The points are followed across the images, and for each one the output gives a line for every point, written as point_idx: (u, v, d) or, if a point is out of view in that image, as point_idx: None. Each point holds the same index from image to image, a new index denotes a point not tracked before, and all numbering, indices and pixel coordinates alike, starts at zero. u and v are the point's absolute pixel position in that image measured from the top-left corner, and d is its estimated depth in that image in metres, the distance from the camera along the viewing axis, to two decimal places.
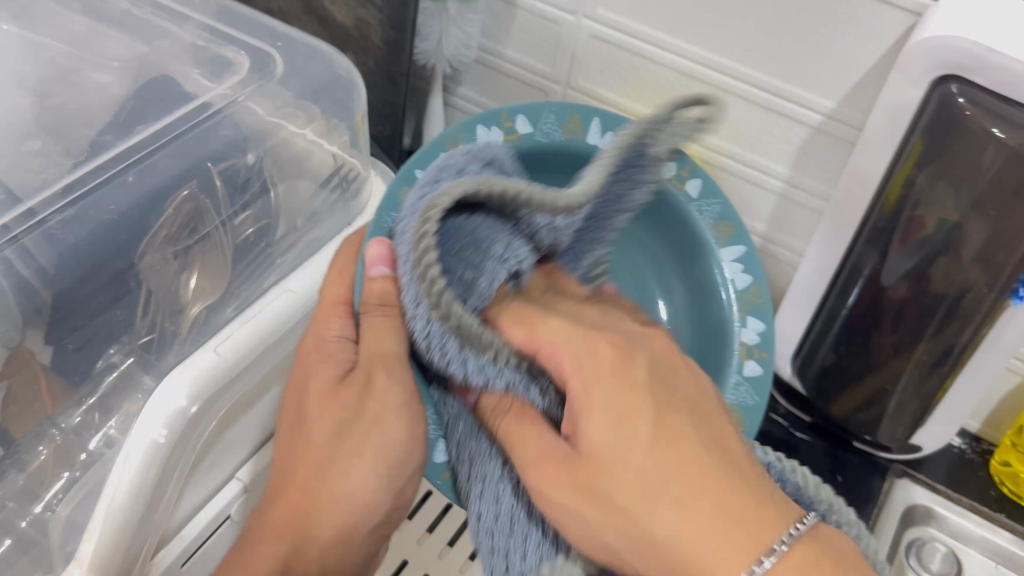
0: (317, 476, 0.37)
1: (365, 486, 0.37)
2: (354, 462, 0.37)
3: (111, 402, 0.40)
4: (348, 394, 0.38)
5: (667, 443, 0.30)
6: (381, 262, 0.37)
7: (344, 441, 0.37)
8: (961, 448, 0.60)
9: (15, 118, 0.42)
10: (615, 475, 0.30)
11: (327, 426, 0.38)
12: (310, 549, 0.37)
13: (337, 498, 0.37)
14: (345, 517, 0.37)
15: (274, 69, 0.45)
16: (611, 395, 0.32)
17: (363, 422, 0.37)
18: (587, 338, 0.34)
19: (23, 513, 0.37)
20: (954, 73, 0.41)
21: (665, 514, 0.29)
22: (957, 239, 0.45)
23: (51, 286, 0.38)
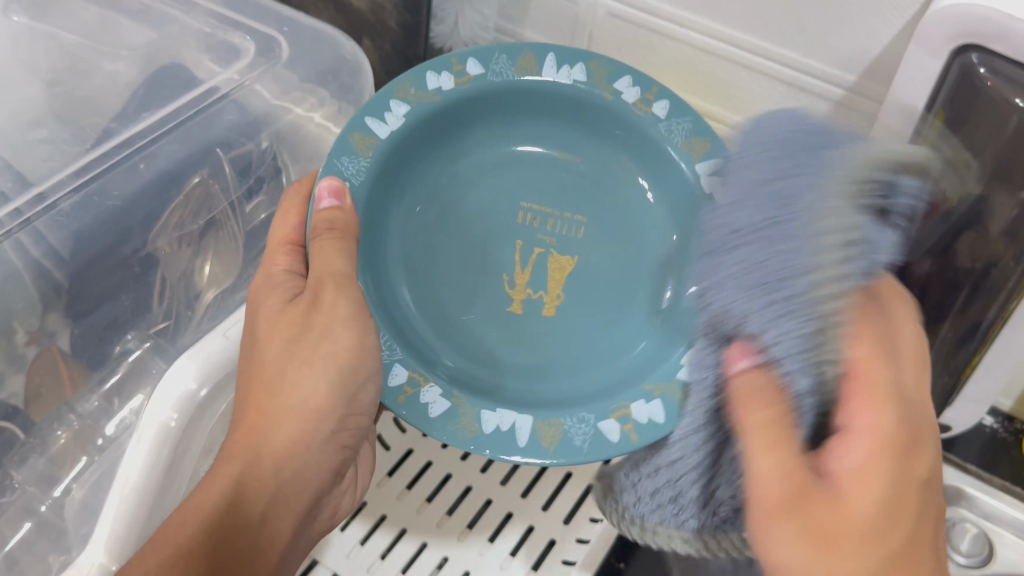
0: (270, 392, 0.35)
1: (319, 391, 0.36)
2: (305, 371, 0.36)
3: (127, 387, 0.40)
4: (294, 310, 0.37)
5: (873, 509, 0.30)
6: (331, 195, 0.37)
7: (293, 354, 0.36)
8: (993, 427, 0.59)
9: (24, 108, 0.43)
10: (848, 510, 0.30)
11: (277, 344, 0.36)
12: (265, 463, 0.34)
13: (291, 408, 0.35)
14: (299, 425, 0.35)
15: (280, 53, 0.45)
16: (850, 452, 0.31)
17: (312, 335, 0.36)
18: (866, 383, 0.31)
19: (44, 497, 0.38)
20: (975, 43, 0.40)
21: (847, 559, 0.29)
22: (983, 213, 0.43)
23: (64, 267, 0.38)
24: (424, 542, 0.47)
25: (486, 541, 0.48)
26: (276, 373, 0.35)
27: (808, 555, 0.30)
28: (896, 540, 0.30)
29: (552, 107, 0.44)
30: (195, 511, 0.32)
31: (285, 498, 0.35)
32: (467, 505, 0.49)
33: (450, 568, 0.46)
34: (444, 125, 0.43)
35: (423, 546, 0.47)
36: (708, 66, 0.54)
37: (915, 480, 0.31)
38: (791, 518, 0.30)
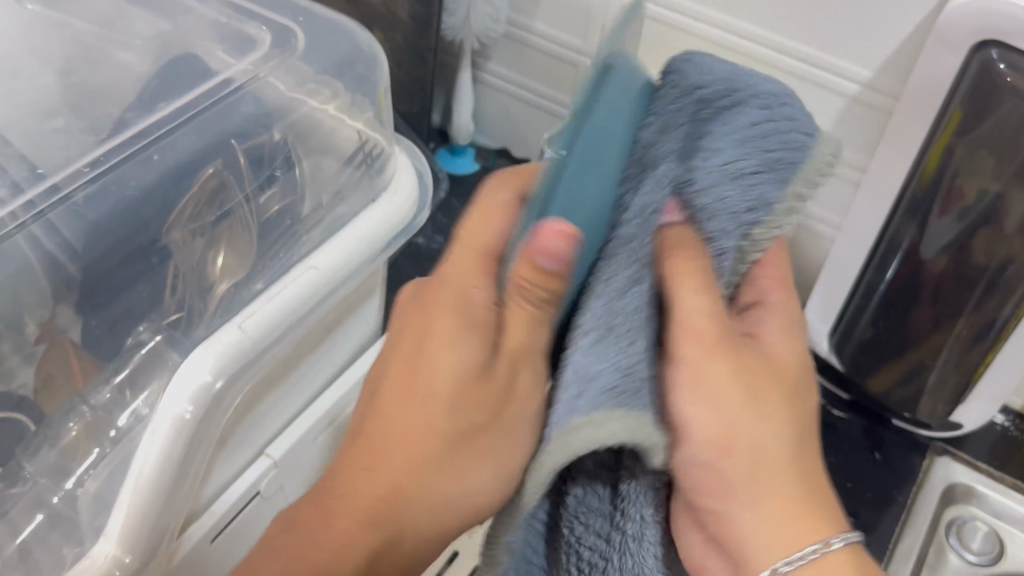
0: (431, 476, 0.32)
1: (483, 488, 0.33)
2: (476, 465, 0.33)
3: (140, 380, 0.39)
4: (492, 391, 0.33)
5: (771, 434, 0.33)
6: (557, 262, 0.28)
7: (475, 440, 0.33)
8: (1004, 425, 0.59)
9: (37, 97, 0.43)
10: (760, 404, 0.33)
11: (462, 421, 0.32)
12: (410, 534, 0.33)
13: (443, 498, 0.33)
14: (447, 512, 0.33)
15: (296, 44, 0.45)
16: (775, 396, 0.34)
17: (500, 425, 0.33)
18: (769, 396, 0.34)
19: (56, 488, 0.38)
20: (994, 38, 0.40)
21: (692, 406, 0.32)
22: (998, 209, 0.43)
23: (78, 260, 0.38)
24: None
25: None
26: (446, 459, 0.32)
27: (722, 372, 0.33)
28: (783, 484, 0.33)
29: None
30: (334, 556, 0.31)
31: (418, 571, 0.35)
32: None
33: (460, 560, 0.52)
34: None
35: None
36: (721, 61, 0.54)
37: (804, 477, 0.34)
38: (717, 357, 0.32)
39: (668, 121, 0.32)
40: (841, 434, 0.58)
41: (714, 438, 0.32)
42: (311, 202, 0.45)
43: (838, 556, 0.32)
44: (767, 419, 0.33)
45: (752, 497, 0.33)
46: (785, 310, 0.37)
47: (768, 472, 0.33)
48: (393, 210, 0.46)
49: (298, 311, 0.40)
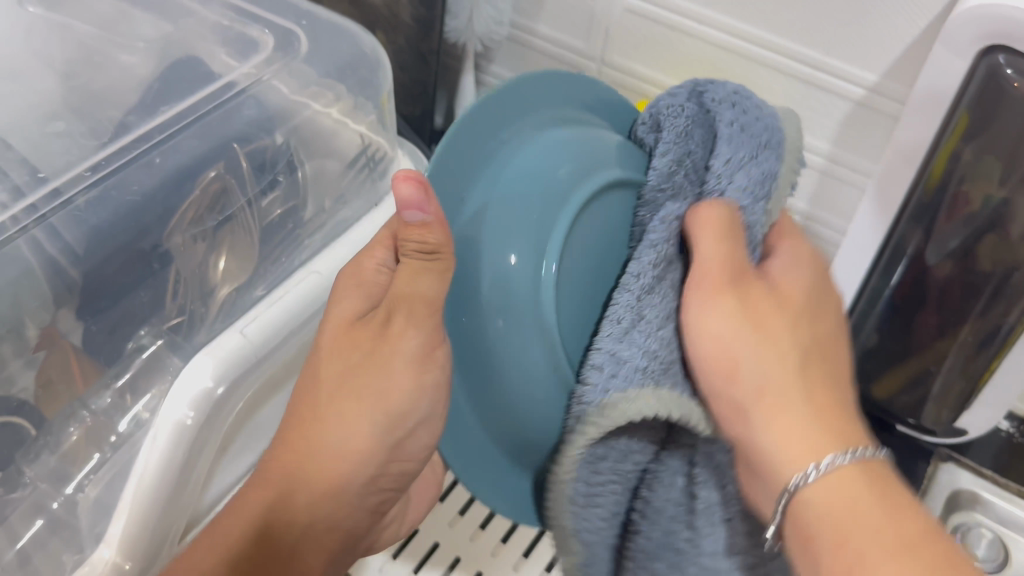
0: (314, 422, 0.37)
1: (362, 434, 0.37)
2: (352, 406, 0.37)
3: (141, 384, 0.40)
4: (364, 332, 0.37)
5: (777, 356, 0.37)
6: (415, 206, 0.34)
7: (350, 382, 0.37)
8: (1008, 432, 0.57)
9: (39, 100, 0.43)
10: (767, 334, 0.38)
11: (336, 366, 0.37)
12: (298, 499, 0.36)
13: (327, 443, 0.37)
14: (341, 465, 0.37)
15: (298, 48, 0.45)
16: (779, 325, 0.38)
17: (375, 362, 0.37)
18: (797, 324, 0.39)
19: (56, 494, 0.37)
20: (1001, 43, 0.39)
21: (712, 339, 0.38)
22: (1004, 215, 0.44)
23: (80, 265, 0.38)
24: (437, 542, 0.52)
25: (500, 542, 0.52)
26: (328, 402, 0.37)
27: (728, 304, 0.38)
28: (797, 403, 0.36)
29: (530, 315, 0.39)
30: (226, 541, 0.35)
31: (317, 537, 0.37)
32: (476, 507, 0.53)
33: (463, 566, 0.51)
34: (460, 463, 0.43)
35: (436, 545, 0.51)
36: (725, 63, 0.54)
37: (824, 402, 0.37)
38: (727, 297, 0.38)
39: (669, 137, 0.42)
40: None
41: (714, 363, 0.38)
42: (313, 206, 0.45)
43: (845, 470, 0.34)
44: (769, 345, 0.37)
45: (770, 421, 0.36)
46: (790, 252, 0.42)
47: (779, 402, 0.36)
48: (394, 214, 0.46)
49: (301, 317, 0.40)
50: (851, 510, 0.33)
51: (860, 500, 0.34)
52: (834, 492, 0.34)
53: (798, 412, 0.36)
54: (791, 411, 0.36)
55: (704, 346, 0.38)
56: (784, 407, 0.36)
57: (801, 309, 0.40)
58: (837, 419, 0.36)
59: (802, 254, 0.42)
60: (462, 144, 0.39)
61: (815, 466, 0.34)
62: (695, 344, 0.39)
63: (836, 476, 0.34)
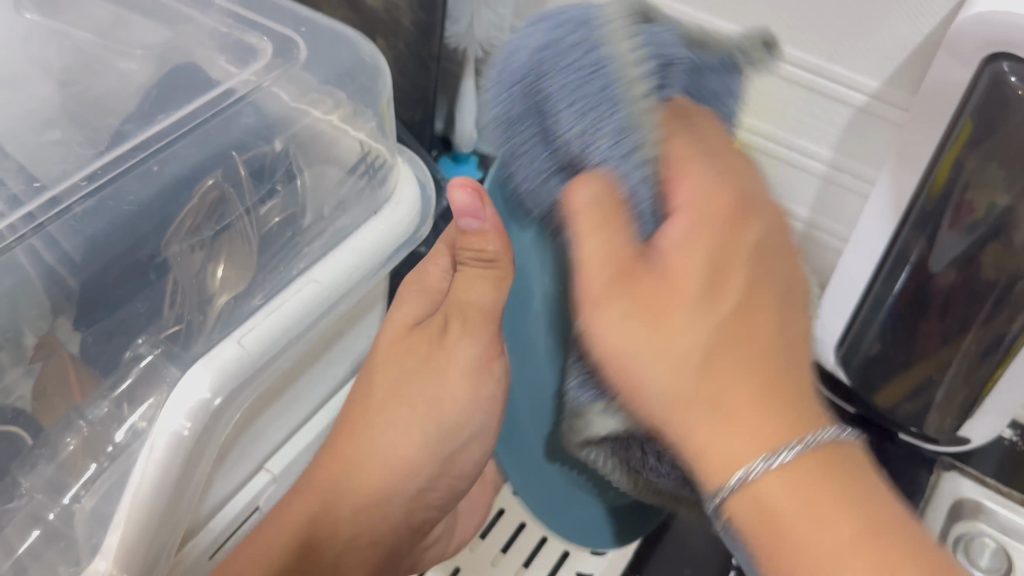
0: (365, 436, 0.42)
1: (409, 444, 0.41)
2: (401, 420, 0.42)
3: (138, 394, 0.39)
4: (421, 338, 0.42)
5: (672, 357, 0.26)
6: (471, 214, 0.37)
7: (401, 394, 0.42)
8: (1011, 439, 0.58)
9: (37, 109, 0.42)
10: (674, 321, 0.26)
11: (391, 374, 0.42)
12: (343, 506, 0.41)
13: (379, 453, 0.41)
14: (387, 473, 0.41)
15: (297, 55, 0.45)
16: (682, 322, 0.26)
17: (426, 374, 0.41)
18: (716, 327, 0.26)
19: (52, 505, 0.37)
20: (1004, 50, 0.39)
21: (654, 373, 0.26)
22: (1008, 223, 0.42)
23: (78, 274, 0.37)
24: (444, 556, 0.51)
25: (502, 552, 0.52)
26: (380, 411, 0.42)
27: (615, 308, 0.27)
28: (740, 417, 0.25)
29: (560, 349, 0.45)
30: (276, 548, 0.40)
31: (357, 548, 0.42)
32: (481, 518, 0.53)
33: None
34: (516, 473, 0.50)
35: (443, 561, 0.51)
36: None
37: (760, 395, 0.25)
38: (621, 287, 0.27)
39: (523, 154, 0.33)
40: None
41: (614, 367, 0.27)
42: (312, 213, 0.44)
43: (806, 461, 0.25)
44: (681, 325, 0.26)
45: (698, 429, 0.26)
46: (697, 177, 0.29)
47: (707, 433, 0.26)
48: (394, 223, 0.45)
49: (298, 329, 0.40)
50: (778, 530, 0.25)
51: (816, 498, 0.25)
52: (794, 506, 0.25)
53: (739, 435, 0.25)
54: (712, 431, 0.26)
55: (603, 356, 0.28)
56: (717, 432, 0.25)
57: (692, 292, 0.26)
58: (788, 392, 0.26)
59: (732, 161, 0.30)
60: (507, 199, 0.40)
61: (773, 457, 0.25)
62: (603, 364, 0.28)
63: (772, 480, 0.25)
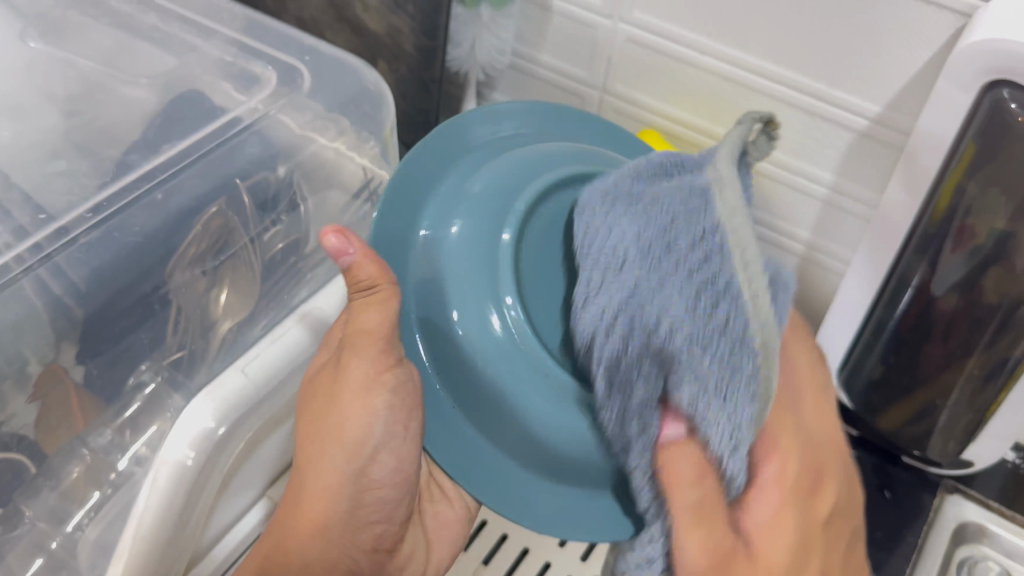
0: (302, 471, 0.39)
1: (332, 472, 0.38)
2: (319, 452, 0.38)
3: (142, 421, 0.39)
4: (325, 380, 0.38)
5: None
6: (340, 250, 0.34)
7: (317, 426, 0.38)
8: (1015, 462, 0.58)
9: (42, 138, 0.43)
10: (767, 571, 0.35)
11: (307, 414, 0.39)
12: (292, 549, 0.39)
13: (310, 486, 0.39)
14: (325, 505, 0.39)
15: (303, 83, 0.45)
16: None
17: (338, 406, 0.38)
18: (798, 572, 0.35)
19: (56, 533, 0.37)
20: (1005, 77, 0.39)
21: None
22: (1009, 248, 0.43)
23: (85, 304, 0.37)
24: None
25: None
26: (306, 446, 0.39)
27: None
28: None
29: (475, 280, 0.38)
30: None
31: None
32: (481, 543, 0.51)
33: None
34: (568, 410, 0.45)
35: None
36: (728, 94, 0.54)
37: None
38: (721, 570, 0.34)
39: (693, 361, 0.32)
40: None
41: None
42: (314, 238, 0.45)
43: None
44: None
45: None
46: (788, 464, 0.36)
47: None
48: None
49: (300, 355, 0.40)
50: None
51: None
52: None
53: None
54: None
55: None
56: None
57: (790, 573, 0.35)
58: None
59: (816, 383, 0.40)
60: (444, 140, 0.42)
61: None
62: None
63: None
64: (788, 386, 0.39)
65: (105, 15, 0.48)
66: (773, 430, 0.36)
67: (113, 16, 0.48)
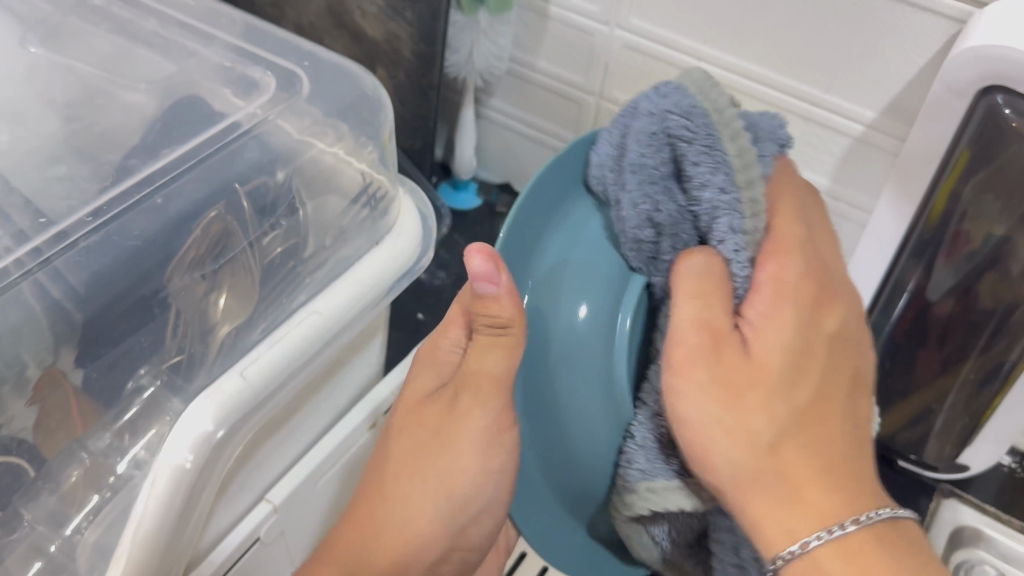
0: (382, 504, 0.43)
1: (423, 516, 0.43)
2: (416, 491, 0.43)
3: (141, 425, 0.40)
4: (432, 412, 0.44)
5: (770, 448, 0.37)
6: (489, 280, 0.39)
7: (415, 463, 0.43)
8: (1010, 466, 0.59)
9: (42, 143, 0.43)
10: (756, 378, 0.38)
11: (407, 441, 0.44)
12: (367, 573, 0.42)
13: (398, 522, 0.43)
14: (404, 546, 0.43)
15: (301, 90, 0.46)
16: (747, 376, 0.38)
17: (439, 441, 0.43)
18: (789, 404, 0.37)
19: (54, 536, 0.38)
20: (999, 83, 0.39)
21: (723, 446, 0.37)
22: (1005, 252, 0.43)
23: (85, 308, 0.37)
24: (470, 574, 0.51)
25: None
26: (404, 484, 0.43)
27: (724, 410, 0.37)
28: (816, 463, 0.37)
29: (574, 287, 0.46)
30: None
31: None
32: None
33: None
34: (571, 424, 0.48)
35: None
36: None
37: (814, 418, 0.38)
38: (710, 361, 0.38)
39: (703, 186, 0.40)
40: None
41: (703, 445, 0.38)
42: (314, 242, 0.45)
43: (852, 538, 0.36)
44: (761, 410, 0.37)
45: (791, 470, 0.37)
46: (781, 271, 0.40)
47: (796, 455, 0.37)
48: (395, 253, 0.46)
49: (298, 359, 0.40)
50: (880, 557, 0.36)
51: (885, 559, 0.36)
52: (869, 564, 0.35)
53: (819, 475, 0.37)
54: (814, 477, 0.37)
55: (698, 421, 0.38)
56: (797, 502, 0.36)
57: (783, 377, 0.38)
58: (850, 481, 0.37)
59: (811, 244, 0.41)
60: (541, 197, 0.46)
61: (830, 530, 0.36)
62: (717, 453, 0.37)
63: (825, 551, 0.36)
64: (806, 210, 0.43)
65: (104, 21, 0.48)
66: (781, 228, 0.41)
67: (113, 22, 0.48)
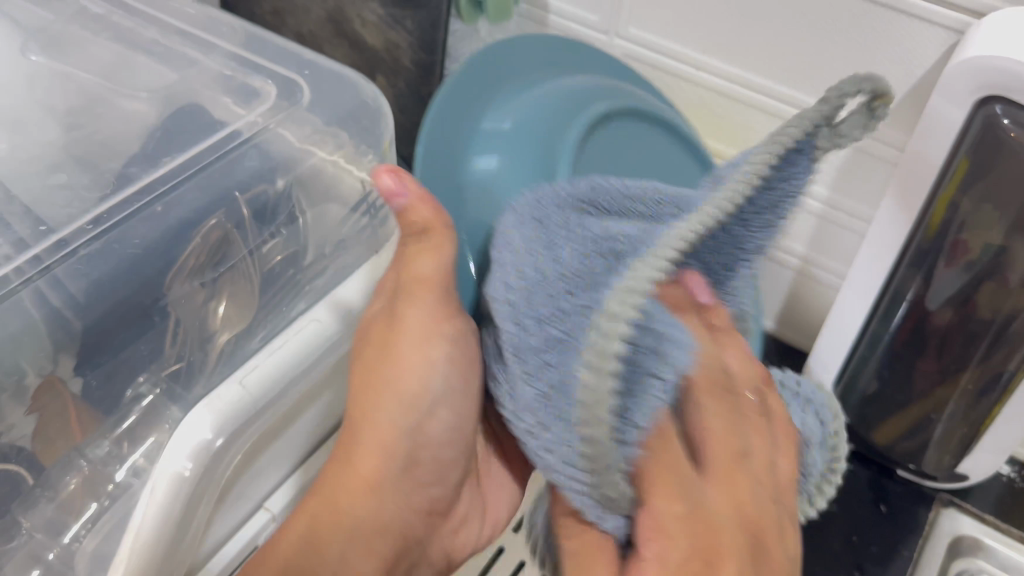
0: (351, 432, 0.41)
1: (390, 426, 0.40)
2: (376, 411, 0.40)
3: (139, 433, 0.40)
4: (373, 339, 0.41)
5: None
6: (395, 194, 0.38)
7: (365, 388, 0.41)
8: (1010, 477, 0.58)
9: (42, 151, 0.43)
10: None
11: (354, 374, 0.42)
12: (344, 507, 0.40)
13: (366, 439, 0.40)
14: (379, 456, 0.40)
15: (302, 98, 0.45)
16: None
17: (386, 359, 0.40)
18: None
19: (52, 544, 0.37)
20: (998, 94, 0.39)
21: None
22: (1003, 263, 0.43)
23: (83, 316, 0.37)
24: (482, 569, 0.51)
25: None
26: (357, 407, 0.41)
27: None
28: None
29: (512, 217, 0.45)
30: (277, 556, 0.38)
31: (365, 539, 0.40)
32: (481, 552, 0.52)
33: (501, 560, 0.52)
34: None
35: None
36: (723, 108, 0.55)
37: None
38: None
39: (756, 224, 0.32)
40: (847, 485, 0.58)
41: None
42: (313, 250, 0.46)
43: None
44: None
45: None
46: (673, 543, 0.29)
47: None
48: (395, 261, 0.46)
49: (297, 367, 0.40)
50: None
51: None
52: None
53: None
54: None
55: None
56: None
57: None
58: None
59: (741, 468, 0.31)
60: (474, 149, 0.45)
61: None
62: None
63: None
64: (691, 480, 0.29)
65: (105, 29, 0.48)
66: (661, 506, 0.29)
67: (113, 31, 0.48)
